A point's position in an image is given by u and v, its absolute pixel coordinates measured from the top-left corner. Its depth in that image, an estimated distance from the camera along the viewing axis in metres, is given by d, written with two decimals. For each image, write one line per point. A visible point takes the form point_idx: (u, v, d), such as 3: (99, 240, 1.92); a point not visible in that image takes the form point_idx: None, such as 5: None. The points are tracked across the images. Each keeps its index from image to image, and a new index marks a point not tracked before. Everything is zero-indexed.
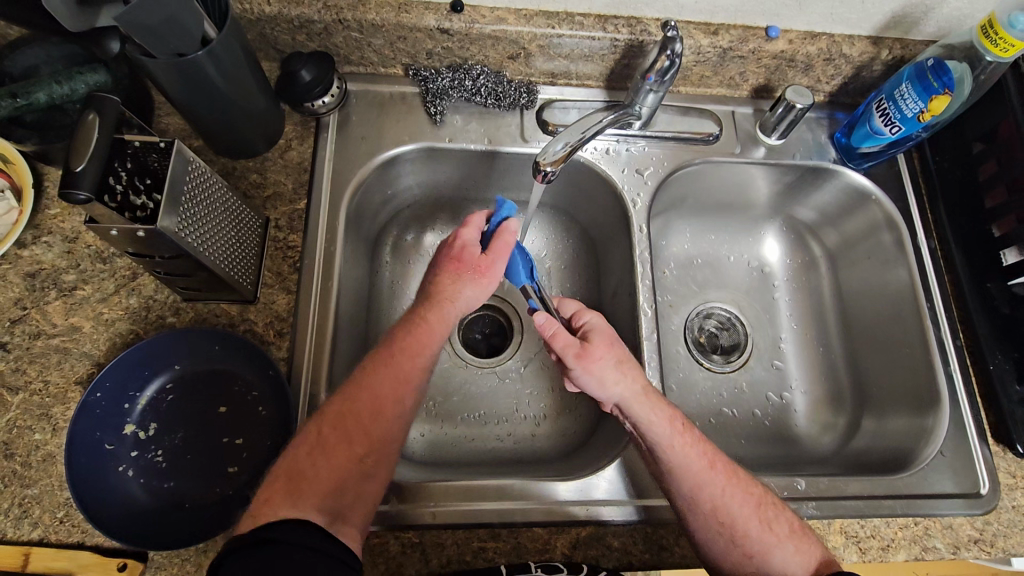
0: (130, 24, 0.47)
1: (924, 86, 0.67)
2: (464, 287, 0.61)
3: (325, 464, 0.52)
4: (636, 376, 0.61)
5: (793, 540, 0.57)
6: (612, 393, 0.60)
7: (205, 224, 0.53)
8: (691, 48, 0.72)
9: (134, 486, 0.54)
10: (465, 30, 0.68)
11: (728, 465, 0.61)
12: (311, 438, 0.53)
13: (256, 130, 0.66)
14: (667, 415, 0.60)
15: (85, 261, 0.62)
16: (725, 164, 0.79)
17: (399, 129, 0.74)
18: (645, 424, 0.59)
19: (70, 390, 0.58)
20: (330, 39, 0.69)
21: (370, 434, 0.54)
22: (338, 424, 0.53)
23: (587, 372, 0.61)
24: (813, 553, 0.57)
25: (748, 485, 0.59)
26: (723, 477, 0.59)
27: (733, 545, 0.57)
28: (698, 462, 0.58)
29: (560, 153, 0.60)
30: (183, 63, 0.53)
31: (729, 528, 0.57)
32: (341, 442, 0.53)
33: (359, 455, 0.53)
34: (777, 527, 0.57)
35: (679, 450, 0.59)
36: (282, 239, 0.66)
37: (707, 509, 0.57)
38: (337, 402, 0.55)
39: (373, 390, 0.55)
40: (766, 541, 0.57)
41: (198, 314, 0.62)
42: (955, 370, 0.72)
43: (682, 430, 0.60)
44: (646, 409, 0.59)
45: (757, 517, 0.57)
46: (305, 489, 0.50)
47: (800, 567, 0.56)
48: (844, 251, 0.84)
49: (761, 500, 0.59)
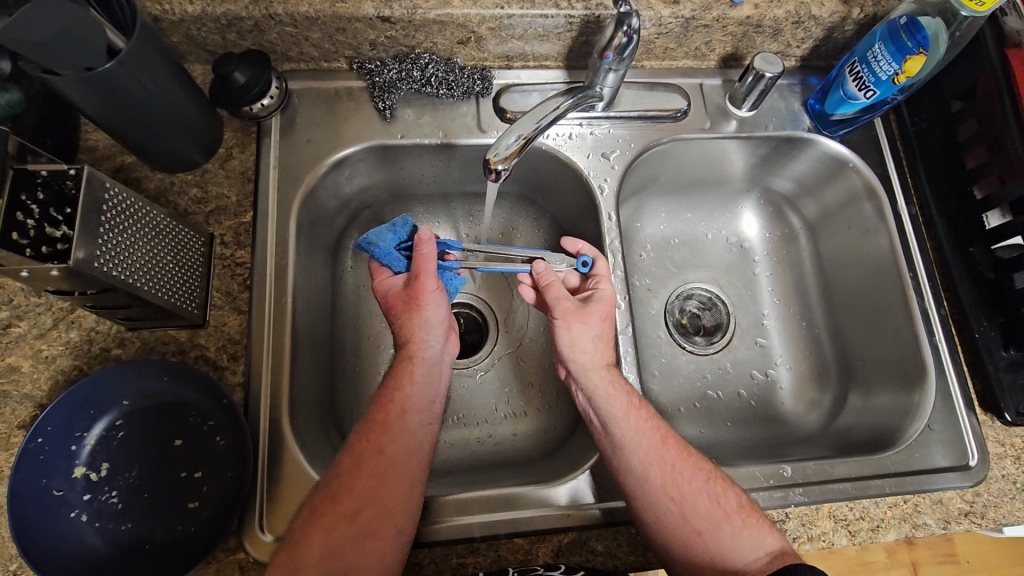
0: (17, 42, 0.42)
1: (897, 46, 0.63)
2: (405, 319, 0.63)
3: (317, 531, 0.51)
4: (607, 350, 0.63)
5: (741, 515, 0.55)
6: (575, 360, 0.62)
7: (134, 253, 0.50)
8: (652, 20, 0.68)
9: (89, 531, 0.52)
10: (408, 17, 0.63)
11: (681, 443, 0.60)
12: (306, 512, 0.52)
13: (190, 142, 0.61)
14: (624, 390, 0.60)
15: (18, 297, 0.59)
16: (695, 141, 0.75)
17: (348, 128, 0.70)
18: (600, 395, 0.60)
19: (13, 435, 0.55)
20: (264, 36, 0.65)
21: (356, 494, 0.53)
22: (330, 486, 0.53)
23: (570, 328, 0.63)
24: (764, 531, 0.55)
25: (698, 461, 0.58)
26: (674, 453, 0.58)
27: (683, 522, 0.55)
28: (650, 436, 0.58)
29: (513, 147, 0.57)
30: (93, 78, 0.48)
31: (678, 503, 0.55)
32: (330, 505, 0.52)
33: (349, 516, 0.51)
34: (726, 501, 0.55)
35: (634, 423, 0.59)
36: (230, 255, 0.63)
37: (657, 485, 0.56)
38: (334, 470, 0.54)
39: (361, 452, 0.55)
40: (714, 517, 0.55)
41: (145, 342, 0.58)
42: (940, 340, 0.70)
43: (637, 405, 0.60)
44: (603, 380, 0.61)
45: (707, 491, 0.56)
46: (297, 560, 0.49)
47: (749, 543, 0.54)
48: (823, 221, 0.81)
49: (711, 474, 0.57)
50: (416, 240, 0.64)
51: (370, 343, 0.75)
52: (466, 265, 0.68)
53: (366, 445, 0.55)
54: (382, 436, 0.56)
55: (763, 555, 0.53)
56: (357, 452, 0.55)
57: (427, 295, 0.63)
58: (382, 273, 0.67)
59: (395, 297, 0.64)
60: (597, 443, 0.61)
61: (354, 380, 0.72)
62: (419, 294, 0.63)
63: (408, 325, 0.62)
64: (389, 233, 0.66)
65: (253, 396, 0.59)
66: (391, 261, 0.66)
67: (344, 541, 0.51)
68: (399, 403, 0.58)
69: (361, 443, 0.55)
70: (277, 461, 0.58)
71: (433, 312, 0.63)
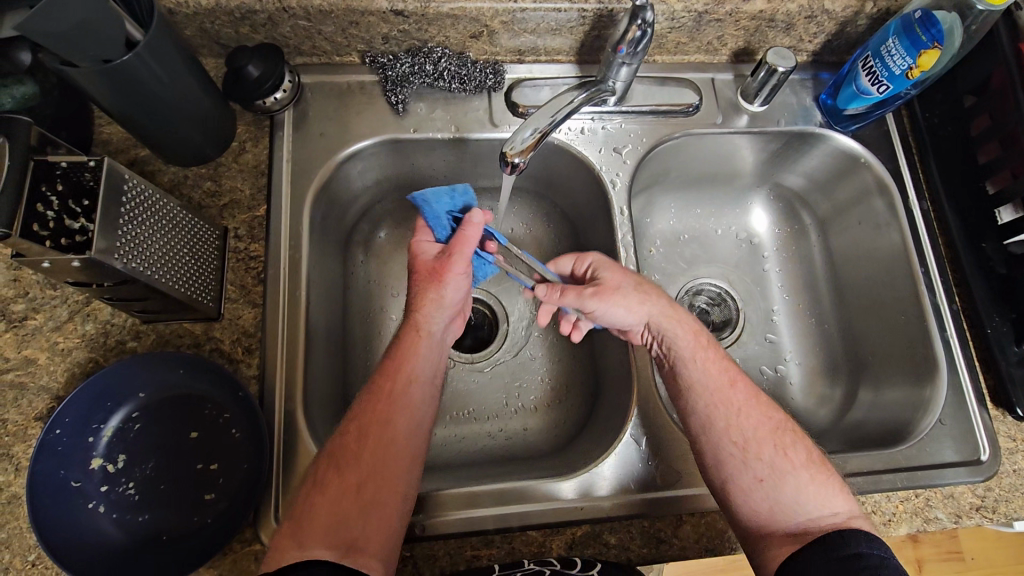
0: (35, 35, 0.42)
1: (912, 40, 0.63)
2: (420, 290, 0.63)
3: (324, 500, 0.51)
4: (663, 298, 0.64)
5: (808, 469, 0.56)
6: (641, 314, 0.63)
7: (151, 245, 0.50)
8: (665, 14, 0.68)
9: (107, 522, 0.52)
10: (421, 10, 0.63)
11: (751, 389, 0.61)
12: (312, 482, 0.52)
13: (205, 136, 0.62)
14: (693, 331, 0.64)
15: (34, 289, 0.59)
16: (706, 136, 0.75)
17: (360, 122, 0.70)
18: (671, 337, 0.63)
19: (30, 427, 0.55)
20: (277, 30, 0.65)
21: (363, 464, 0.53)
22: (337, 451, 0.53)
23: (611, 305, 0.63)
24: (832, 484, 0.55)
25: (768, 410, 0.60)
26: (742, 397, 0.60)
27: (745, 468, 0.56)
28: (719, 378, 0.61)
29: (529, 140, 0.57)
30: (110, 70, 0.48)
31: (741, 446, 0.57)
32: (337, 473, 0.52)
33: (357, 485, 0.52)
34: (793, 453, 0.57)
35: (701, 363, 0.62)
36: (244, 249, 0.63)
37: (721, 427, 0.58)
38: (336, 438, 0.55)
39: (368, 420, 0.55)
40: (778, 467, 0.56)
41: (161, 335, 0.58)
42: (952, 337, 0.70)
43: (707, 349, 0.63)
44: (675, 323, 0.63)
45: (773, 440, 0.57)
46: (307, 527, 0.49)
47: (813, 499, 0.54)
48: (834, 217, 0.80)
49: (779, 425, 0.59)
50: (466, 219, 0.63)
51: (381, 337, 0.75)
52: (502, 257, 0.69)
53: (371, 413, 0.56)
54: (387, 407, 0.56)
55: (826, 510, 0.53)
56: (362, 420, 0.55)
57: (453, 275, 0.63)
58: (423, 233, 0.66)
59: (425, 265, 0.64)
60: (665, 382, 0.64)
61: (366, 373, 0.72)
62: (446, 271, 0.63)
63: (423, 300, 0.63)
64: (446, 198, 0.65)
65: (267, 390, 0.59)
66: (437, 227, 0.65)
67: (351, 510, 0.51)
68: (406, 373, 0.59)
69: (366, 411, 0.56)
70: (292, 453, 0.58)
71: (448, 294, 0.63)
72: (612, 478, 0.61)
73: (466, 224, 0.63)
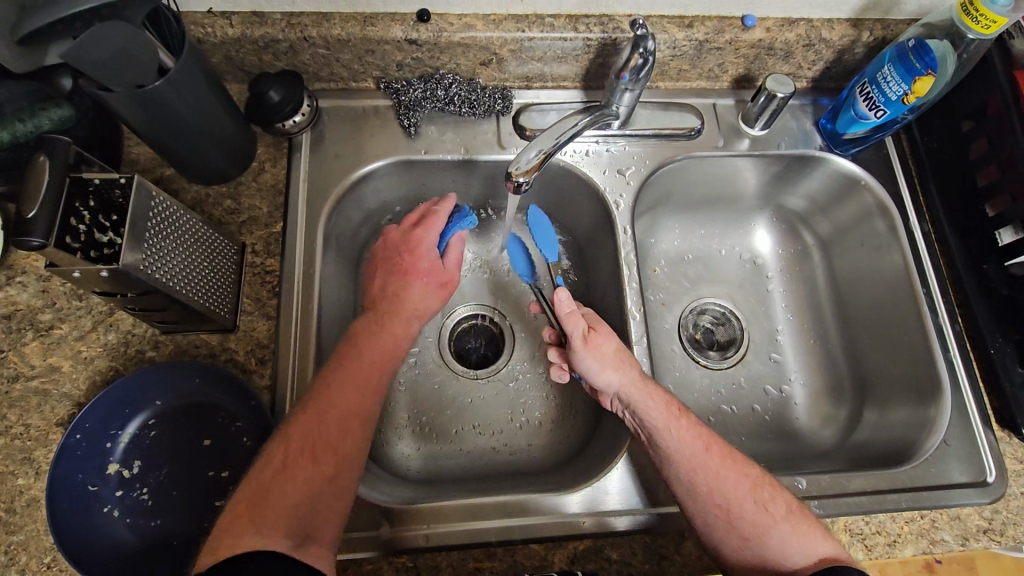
0: (76, 59, 0.46)
1: (906, 68, 0.65)
2: (415, 285, 0.62)
3: (294, 486, 0.49)
4: (633, 364, 0.62)
5: (790, 520, 0.55)
6: (610, 382, 0.61)
7: (173, 258, 0.53)
8: (667, 43, 0.70)
9: (121, 526, 0.54)
10: (434, 40, 0.67)
11: (725, 448, 0.59)
12: (276, 461, 0.50)
13: (228, 156, 0.65)
14: (664, 400, 0.60)
15: (61, 300, 0.62)
16: (709, 158, 0.77)
17: (373, 144, 0.73)
18: (641, 410, 0.59)
19: (52, 432, 0.57)
20: (297, 57, 0.68)
21: (336, 452, 0.52)
22: (304, 437, 0.51)
23: (590, 358, 0.62)
24: (813, 534, 0.54)
25: (744, 466, 0.58)
26: (719, 460, 0.57)
27: (730, 529, 0.55)
28: (694, 445, 0.57)
29: (533, 161, 0.59)
30: (143, 94, 0.52)
31: (725, 509, 0.55)
32: (309, 458, 0.50)
33: (329, 476, 0.51)
34: (773, 507, 0.55)
35: (675, 434, 0.58)
36: (260, 264, 0.66)
37: (703, 492, 0.56)
38: (306, 418, 0.52)
39: (335, 402, 0.53)
40: (762, 524, 0.55)
41: (178, 346, 0.61)
42: (955, 357, 0.70)
43: (678, 413, 0.59)
44: (642, 395, 0.60)
45: (753, 498, 0.55)
46: (271, 516, 0.47)
47: (800, 547, 0.53)
48: (837, 239, 0.82)
49: (757, 481, 0.57)
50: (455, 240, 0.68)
51: None
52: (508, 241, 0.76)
53: (346, 396, 0.54)
54: (354, 395, 0.54)
55: (812, 561, 0.53)
56: (326, 405, 0.53)
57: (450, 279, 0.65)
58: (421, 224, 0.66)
59: (428, 261, 0.64)
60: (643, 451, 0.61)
61: None
62: (444, 278, 0.65)
63: (415, 297, 0.62)
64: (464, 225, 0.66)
65: (279, 401, 0.61)
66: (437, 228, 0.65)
67: (320, 496, 0.50)
68: (379, 359, 0.57)
69: (336, 396, 0.53)
70: None
71: (433, 301, 0.63)
72: (619, 493, 0.62)
73: (458, 240, 0.67)
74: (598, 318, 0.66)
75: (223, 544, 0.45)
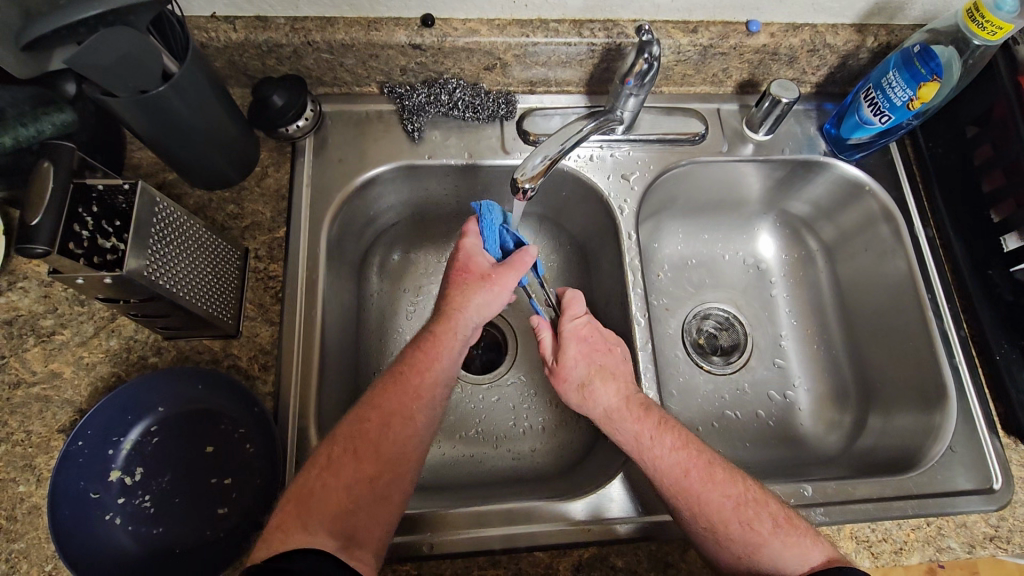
0: (81, 65, 0.45)
1: (912, 73, 0.65)
2: (477, 294, 0.61)
3: (336, 483, 0.51)
4: (600, 394, 0.62)
5: (777, 538, 0.54)
6: (584, 411, 0.64)
7: (177, 264, 0.53)
8: (671, 48, 0.70)
9: (123, 534, 0.53)
10: (438, 44, 0.67)
11: (707, 466, 0.57)
12: (322, 462, 0.52)
13: (231, 162, 0.65)
14: (634, 429, 0.59)
15: (62, 305, 0.61)
16: (712, 163, 0.77)
17: (377, 149, 0.72)
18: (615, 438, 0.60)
19: (53, 438, 0.57)
20: (301, 62, 0.68)
21: (380, 453, 0.53)
22: (349, 439, 0.53)
23: (563, 389, 0.65)
24: (805, 551, 0.53)
25: (726, 484, 0.57)
26: (698, 482, 0.56)
27: (721, 546, 0.55)
28: (669, 471, 0.57)
29: (539, 167, 0.59)
30: (147, 100, 0.52)
31: (711, 530, 0.55)
32: (352, 461, 0.52)
33: (371, 479, 0.52)
34: (759, 525, 0.55)
35: (647, 462, 0.58)
36: (263, 269, 0.65)
37: (686, 515, 0.56)
38: (349, 424, 0.54)
39: (381, 404, 0.55)
40: (751, 541, 0.54)
41: (181, 352, 0.60)
42: (961, 363, 0.70)
43: (650, 440, 0.59)
44: (613, 425, 0.61)
45: (737, 518, 0.55)
46: (314, 513, 0.49)
47: (791, 563, 0.53)
48: (841, 244, 0.82)
49: (741, 499, 0.56)
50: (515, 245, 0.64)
51: (392, 357, 0.77)
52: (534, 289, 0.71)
53: (388, 407, 0.55)
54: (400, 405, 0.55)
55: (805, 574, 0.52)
56: (374, 415, 0.54)
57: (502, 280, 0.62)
58: None
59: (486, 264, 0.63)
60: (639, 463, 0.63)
61: None
62: (499, 280, 0.62)
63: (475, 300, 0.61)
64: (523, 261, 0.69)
65: (282, 407, 0.60)
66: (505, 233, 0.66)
67: (363, 501, 0.51)
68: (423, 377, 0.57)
69: (377, 405, 0.55)
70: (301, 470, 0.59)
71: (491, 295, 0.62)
72: (620, 499, 0.62)
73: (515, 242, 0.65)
74: (577, 336, 0.66)
75: (274, 536, 0.47)
